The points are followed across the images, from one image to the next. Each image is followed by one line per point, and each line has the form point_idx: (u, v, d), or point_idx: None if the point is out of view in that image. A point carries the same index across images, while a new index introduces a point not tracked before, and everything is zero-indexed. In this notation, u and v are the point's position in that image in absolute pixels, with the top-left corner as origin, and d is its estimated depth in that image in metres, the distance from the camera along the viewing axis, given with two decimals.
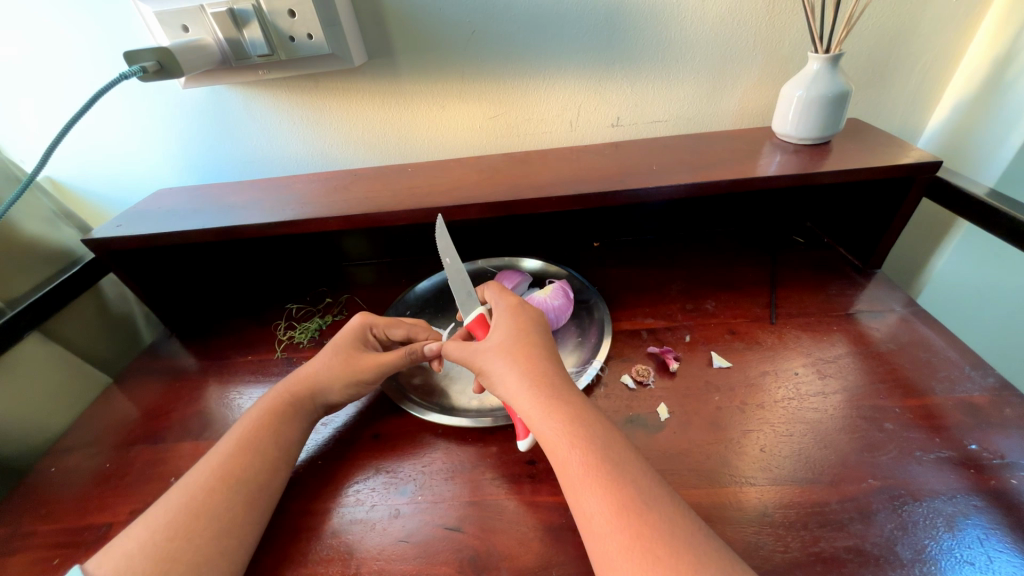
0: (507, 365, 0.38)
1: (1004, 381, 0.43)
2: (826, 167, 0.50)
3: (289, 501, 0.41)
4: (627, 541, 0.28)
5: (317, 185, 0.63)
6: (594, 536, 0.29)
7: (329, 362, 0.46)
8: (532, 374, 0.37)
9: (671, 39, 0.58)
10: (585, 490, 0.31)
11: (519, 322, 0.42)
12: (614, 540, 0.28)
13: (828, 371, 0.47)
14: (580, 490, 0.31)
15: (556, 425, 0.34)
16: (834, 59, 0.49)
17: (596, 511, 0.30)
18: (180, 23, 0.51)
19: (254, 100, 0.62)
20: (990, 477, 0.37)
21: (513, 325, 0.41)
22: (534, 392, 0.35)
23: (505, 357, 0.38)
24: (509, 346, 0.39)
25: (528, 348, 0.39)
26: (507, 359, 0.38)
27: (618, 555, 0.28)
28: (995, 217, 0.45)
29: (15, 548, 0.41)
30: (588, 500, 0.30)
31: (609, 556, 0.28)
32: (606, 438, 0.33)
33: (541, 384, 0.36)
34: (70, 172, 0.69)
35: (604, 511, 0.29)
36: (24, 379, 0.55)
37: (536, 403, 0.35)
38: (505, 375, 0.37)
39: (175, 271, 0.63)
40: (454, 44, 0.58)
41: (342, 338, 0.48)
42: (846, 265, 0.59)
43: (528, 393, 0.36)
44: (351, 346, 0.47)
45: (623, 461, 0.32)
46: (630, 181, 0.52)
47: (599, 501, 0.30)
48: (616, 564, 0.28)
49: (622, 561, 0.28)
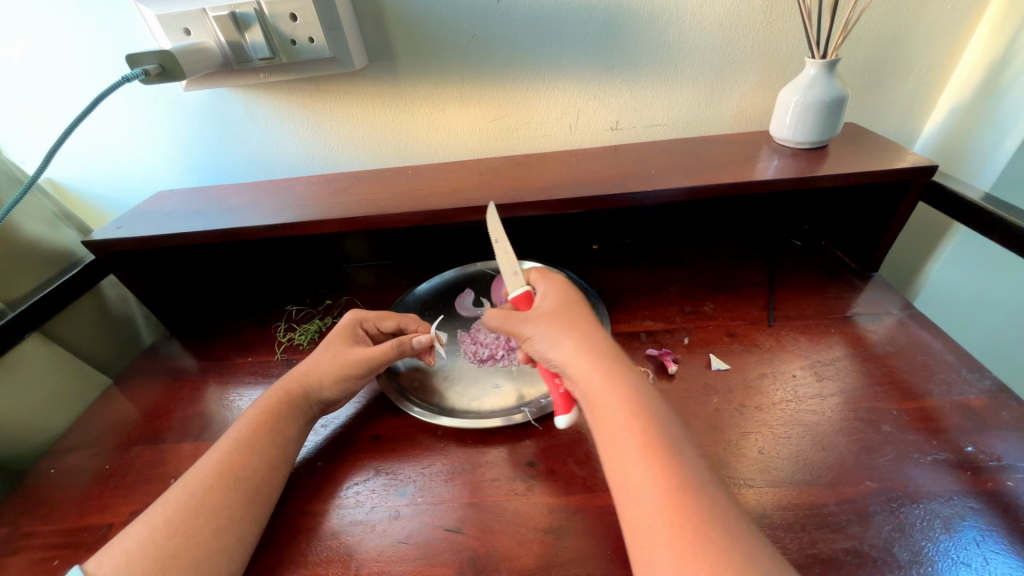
0: (559, 334, 0.37)
1: (1001, 384, 0.44)
2: (823, 171, 0.51)
3: (289, 501, 0.41)
4: (675, 519, 0.27)
5: (318, 187, 0.63)
6: (639, 511, 0.29)
7: (323, 356, 0.46)
8: (587, 345, 0.36)
9: (669, 43, 0.58)
10: (634, 463, 0.30)
11: (564, 298, 0.41)
12: (662, 517, 0.27)
13: (826, 373, 0.47)
14: (627, 465, 0.30)
15: (615, 398, 0.33)
16: (831, 64, 0.50)
17: (645, 486, 0.29)
18: (182, 26, 0.52)
19: (256, 103, 0.62)
20: (987, 479, 0.37)
21: (559, 301, 0.41)
22: (590, 363, 0.35)
23: (557, 327, 0.38)
24: (562, 317, 0.39)
25: (580, 324, 0.38)
26: (558, 329, 0.38)
27: (663, 531, 0.27)
28: (991, 221, 0.45)
29: (15, 548, 0.41)
30: (635, 474, 0.30)
31: (652, 531, 0.27)
32: (661, 416, 0.32)
33: (597, 356, 0.35)
34: (71, 174, 0.69)
35: (653, 485, 0.29)
36: (23, 380, 0.54)
37: (591, 374, 0.35)
38: (554, 343, 0.37)
39: (174, 273, 0.63)
40: (454, 48, 0.59)
41: (335, 334, 0.48)
42: (844, 267, 0.60)
43: (583, 363, 0.35)
44: (343, 341, 0.47)
45: (672, 440, 0.31)
46: (629, 184, 0.53)
47: (647, 476, 0.29)
48: (661, 542, 0.27)
49: (666, 537, 0.27)
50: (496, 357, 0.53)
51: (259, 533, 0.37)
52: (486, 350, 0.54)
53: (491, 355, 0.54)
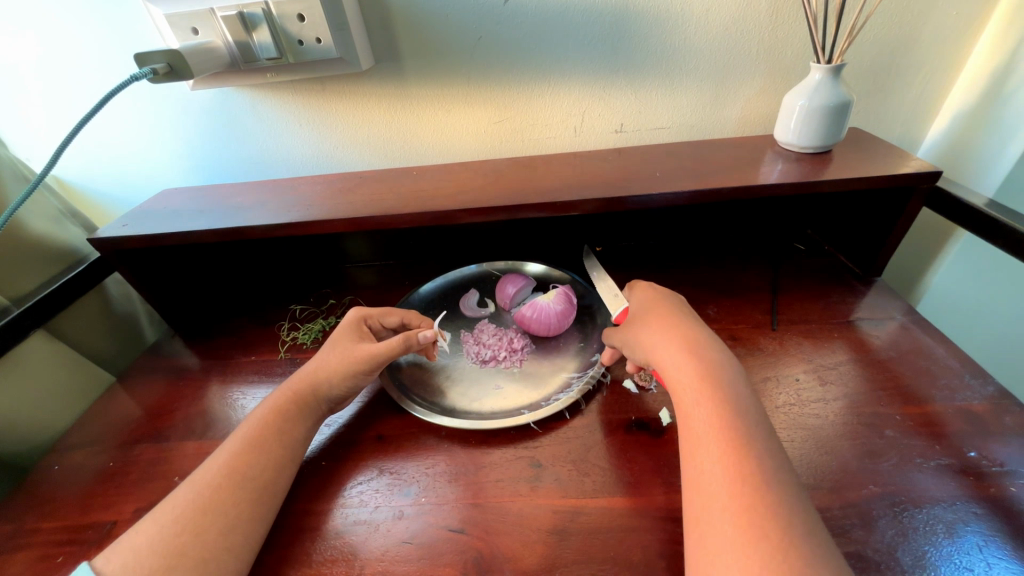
0: (657, 331, 0.40)
1: (1003, 390, 0.44)
2: (827, 176, 0.51)
3: (294, 501, 0.41)
4: (734, 503, 0.28)
5: (323, 186, 0.63)
6: (702, 494, 0.30)
7: (328, 355, 0.46)
8: (682, 340, 0.38)
9: (675, 46, 0.58)
10: (706, 450, 0.32)
11: (666, 301, 0.43)
12: (722, 499, 0.29)
13: (828, 378, 0.47)
14: (699, 451, 0.32)
15: (695, 392, 0.34)
16: (837, 69, 0.50)
17: (712, 471, 0.31)
18: (190, 25, 0.52)
19: (263, 102, 0.63)
20: (990, 484, 0.37)
21: (660, 304, 0.43)
22: (682, 356, 0.36)
23: (654, 324, 0.40)
24: (656, 318, 0.41)
25: (672, 323, 0.40)
26: (654, 328, 0.40)
27: (723, 517, 0.28)
28: (994, 227, 0.45)
29: (19, 545, 0.41)
30: (705, 460, 0.31)
31: (713, 516, 0.29)
32: (747, 410, 0.33)
33: (693, 350, 0.37)
34: (77, 171, 0.69)
35: (720, 472, 0.30)
36: (27, 377, 0.55)
37: (682, 366, 0.36)
38: (649, 337, 0.40)
39: (179, 271, 0.63)
40: (461, 50, 0.59)
41: (339, 332, 0.48)
42: (847, 273, 0.60)
43: (675, 356, 0.37)
44: (349, 338, 0.47)
45: (749, 432, 0.32)
46: (633, 187, 0.53)
47: (716, 463, 0.31)
48: (716, 523, 0.29)
49: (726, 523, 0.28)
50: (499, 358, 0.53)
51: (265, 532, 0.37)
52: (489, 350, 0.54)
53: (494, 356, 0.54)
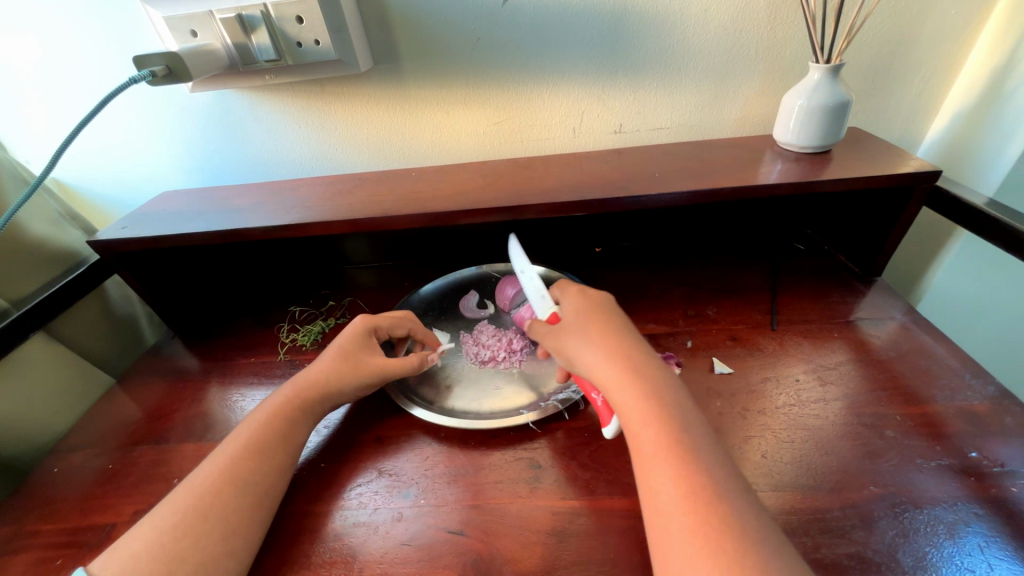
0: (595, 343, 0.38)
1: (1004, 390, 0.44)
2: (827, 176, 0.51)
3: (292, 502, 0.41)
4: (692, 523, 0.28)
5: (322, 188, 0.63)
6: (659, 514, 0.30)
7: (341, 361, 0.46)
8: (622, 355, 0.36)
9: (673, 46, 0.58)
10: (661, 468, 0.31)
11: (601, 309, 0.41)
12: (680, 519, 0.29)
13: (829, 378, 0.47)
14: (650, 468, 0.31)
15: (638, 405, 0.34)
16: (835, 69, 0.50)
17: (666, 489, 0.30)
18: (189, 28, 0.52)
19: (262, 104, 0.63)
20: (991, 485, 0.37)
21: (596, 311, 0.41)
22: (623, 372, 0.35)
23: (591, 337, 0.38)
24: (587, 326, 0.39)
25: (604, 331, 0.39)
26: (585, 337, 0.38)
27: (682, 537, 0.28)
28: (994, 226, 0.45)
29: (18, 547, 0.41)
30: (660, 479, 0.30)
31: (672, 536, 0.28)
32: (691, 422, 0.33)
33: (629, 361, 0.36)
34: (76, 173, 0.69)
35: (673, 489, 0.30)
36: (27, 379, 0.55)
37: (620, 379, 0.35)
38: (586, 352, 0.38)
39: (178, 273, 0.63)
40: (459, 51, 0.59)
41: (348, 341, 0.48)
42: (846, 272, 0.60)
43: (614, 372, 0.36)
44: (359, 349, 0.47)
45: (699, 447, 0.31)
46: (632, 188, 0.53)
47: (670, 482, 0.30)
48: (676, 543, 0.28)
49: (686, 544, 0.28)
50: (497, 358, 0.53)
51: (263, 534, 0.37)
52: (487, 351, 0.54)
53: (492, 357, 0.54)
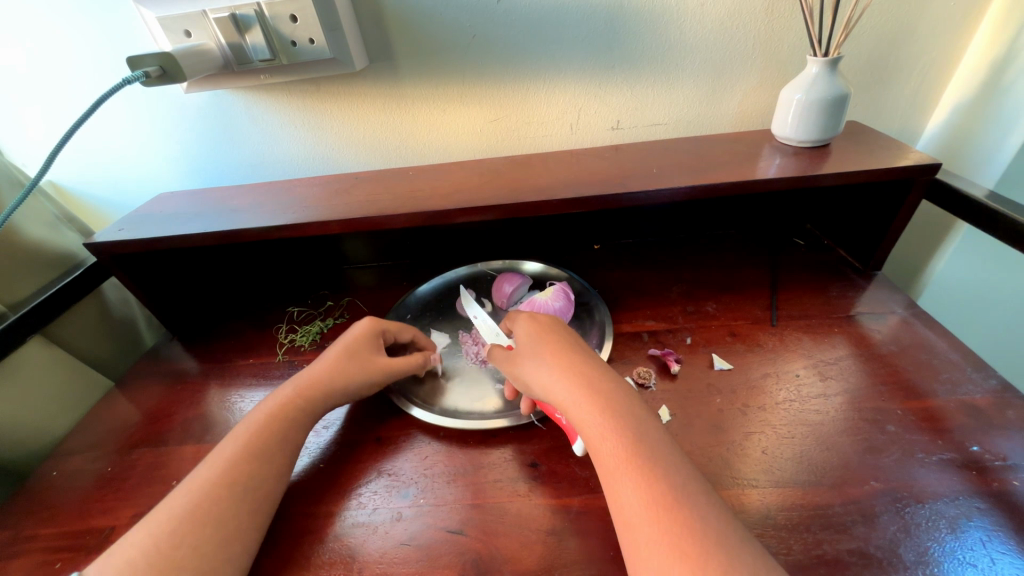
0: (548, 360, 0.39)
1: (1006, 383, 0.43)
2: (825, 170, 0.50)
3: (293, 505, 0.41)
4: (658, 531, 0.28)
5: (319, 187, 0.63)
6: (627, 526, 0.30)
7: (346, 360, 0.46)
8: (574, 371, 0.37)
9: (670, 42, 0.58)
10: (623, 479, 0.31)
11: (551, 328, 0.42)
12: (647, 529, 0.29)
13: (829, 373, 0.47)
14: (614, 481, 0.32)
15: (596, 419, 0.34)
16: (833, 62, 0.49)
17: (629, 500, 0.30)
18: (183, 28, 0.52)
19: (259, 105, 0.62)
20: (993, 479, 0.37)
21: (547, 332, 0.42)
22: (576, 388, 0.36)
23: (543, 357, 0.39)
24: (539, 347, 0.40)
25: (557, 351, 0.40)
26: (540, 359, 0.40)
27: (650, 546, 0.28)
28: (994, 219, 0.45)
29: (18, 551, 0.41)
30: (622, 492, 0.31)
31: (640, 546, 0.29)
32: (647, 430, 0.33)
33: (582, 378, 0.37)
34: (72, 176, 0.69)
35: (636, 499, 0.30)
36: (25, 383, 0.55)
37: (575, 396, 0.36)
38: (540, 373, 0.39)
39: (176, 275, 0.63)
40: (455, 49, 0.59)
41: (356, 338, 0.48)
42: (847, 267, 0.60)
43: (567, 391, 0.36)
44: (367, 350, 0.48)
45: (656, 454, 0.32)
46: (630, 184, 0.52)
47: (633, 493, 0.30)
48: (645, 554, 0.28)
49: (654, 554, 0.28)
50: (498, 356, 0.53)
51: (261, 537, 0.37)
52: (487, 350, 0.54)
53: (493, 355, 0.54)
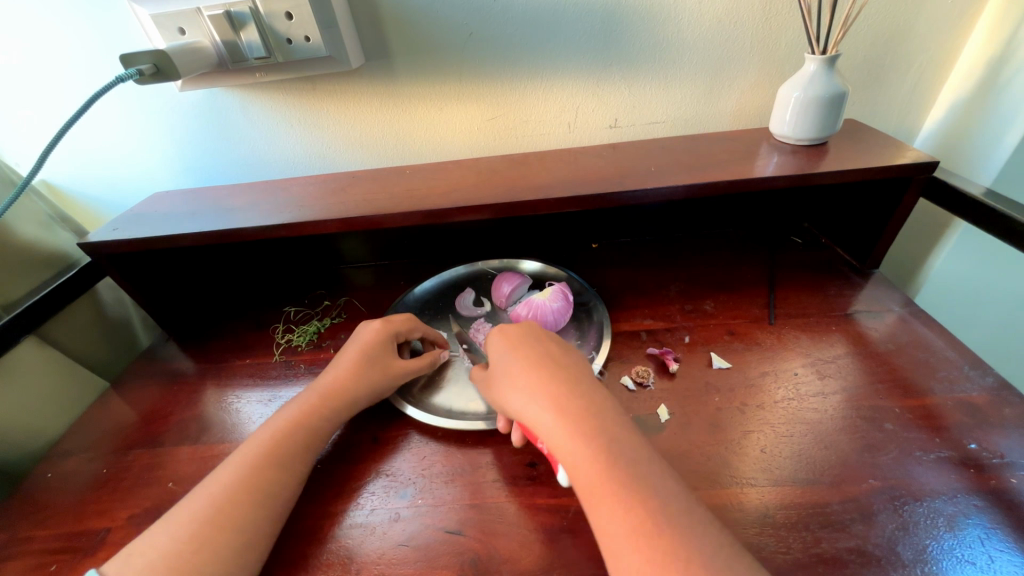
0: (524, 379, 0.39)
1: (1003, 381, 0.43)
2: (823, 168, 0.50)
3: (305, 505, 0.40)
4: (640, 556, 0.28)
5: (316, 186, 0.62)
6: (610, 552, 0.30)
7: (364, 365, 0.46)
8: (549, 392, 0.37)
9: (668, 40, 0.58)
10: (601, 501, 0.31)
11: (526, 345, 0.42)
12: (630, 554, 0.28)
13: (827, 372, 0.47)
14: (594, 505, 0.31)
15: (572, 442, 0.33)
16: (831, 60, 0.49)
17: (610, 525, 0.30)
18: (177, 25, 0.51)
19: (254, 103, 0.62)
20: (991, 476, 0.37)
21: (522, 350, 0.41)
22: (552, 410, 0.35)
23: (518, 378, 0.39)
24: (514, 368, 0.40)
25: (531, 370, 0.39)
26: (516, 380, 0.39)
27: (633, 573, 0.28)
28: (993, 217, 0.45)
29: (12, 554, 0.41)
30: (603, 517, 0.30)
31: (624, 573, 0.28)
32: (626, 449, 0.33)
33: (556, 399, 0.36)
34: (66, 175, 0.69)
35: (617, 524, 0.30)
36: (19, 384, 0.54)
37: (551, 418, 0.35)
38: (516, 395, 0.38)
39: (171, 275, 0.62)
40: (452, 47, 0.58)
41: (371, 342, 0.48)
42: (845, 265, 0.60)
43: (544, 412, 0.36)
44: (384, 354, 0.48)
45: (636, 473, 0.31)
46: (628, 182, 0.52)
47: (613, 517, 0.30)
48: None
49: None
50: None
51: (270, 544, 0.36)
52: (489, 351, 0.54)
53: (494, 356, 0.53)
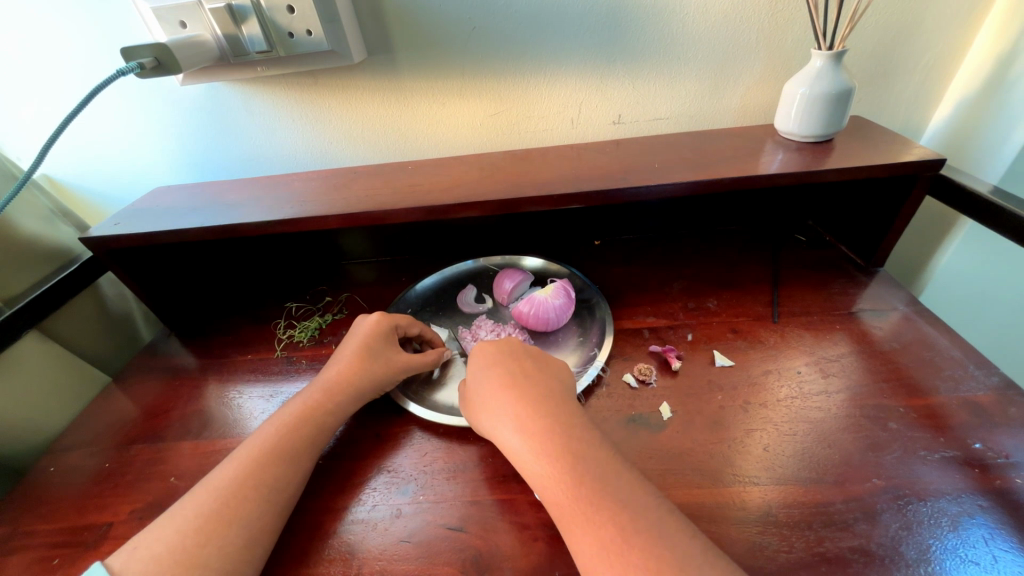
0: (502, 401, 0.39)
1: (1008, 381, 0.43)
2: (828, 165, 0.50)
3: (306, 500, 0.40)
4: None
5: (318, 182, 0.62)
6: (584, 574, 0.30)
7: (366, 359, 0.46)
8: (525, 414, 0.37)
9: (672, 34, 0.57)
10: (579, 532, 0.31)
11: (504, 365, 0.42)
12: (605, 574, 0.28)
13: (831, 370, 0.46)
14: (569, 526, 0.31)
15: (546, 465, 0.34)
16: (838, 56, 0.49)
17: (583, 547, 0.30)
18: (178, 18, 0.51)
19: (255, 98, 0.62)
20: (995, 476, 0.36)
21: (500, 370, 0.42)
22: (528, 432, 0.36)
23: (496, 399, 0.39)
24: (492, 389, 0.40)
25: (509, 391, 0.39)
26: (494, 400, 0.39)
27: None
28: (1000, 216, 0.44)
29: (14, 548, 0.41)
30: (578, 538, 0.31)
31: None
32: (603, 468, 0.33)
33: (533, 421, 0.37)
34: (67, 170, 0.69)
35: (591, 545, 0.30)
36: (21, 379, 0.54)
37: (527, 440, 0.36)
38: (494, 416, 0.39)
39: (172, 270, 0.62)
40: (454, 42, 0.58)
41: (374, 336, 0.48)
42: (849, 263, 0.59)
43: (521, 434, 0.36)
44: (388, 350, 0.48)
45: (615, 493, 0.32)
46: (631, 179, 0.52)
47: (587, 539, 0.30)
48: None
49: None
50: None
51: (274, 538, 0.36)
52: None
53: None
